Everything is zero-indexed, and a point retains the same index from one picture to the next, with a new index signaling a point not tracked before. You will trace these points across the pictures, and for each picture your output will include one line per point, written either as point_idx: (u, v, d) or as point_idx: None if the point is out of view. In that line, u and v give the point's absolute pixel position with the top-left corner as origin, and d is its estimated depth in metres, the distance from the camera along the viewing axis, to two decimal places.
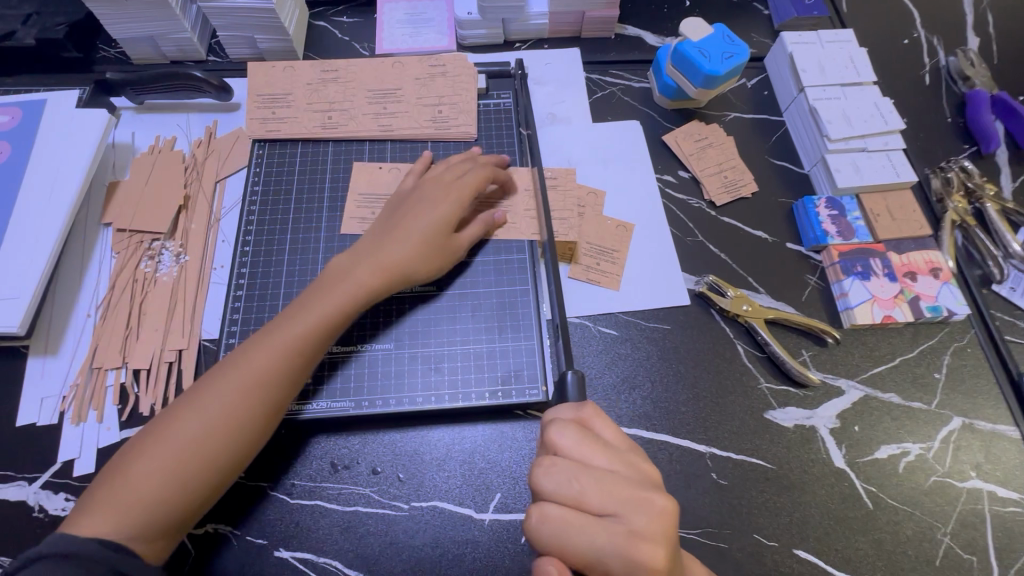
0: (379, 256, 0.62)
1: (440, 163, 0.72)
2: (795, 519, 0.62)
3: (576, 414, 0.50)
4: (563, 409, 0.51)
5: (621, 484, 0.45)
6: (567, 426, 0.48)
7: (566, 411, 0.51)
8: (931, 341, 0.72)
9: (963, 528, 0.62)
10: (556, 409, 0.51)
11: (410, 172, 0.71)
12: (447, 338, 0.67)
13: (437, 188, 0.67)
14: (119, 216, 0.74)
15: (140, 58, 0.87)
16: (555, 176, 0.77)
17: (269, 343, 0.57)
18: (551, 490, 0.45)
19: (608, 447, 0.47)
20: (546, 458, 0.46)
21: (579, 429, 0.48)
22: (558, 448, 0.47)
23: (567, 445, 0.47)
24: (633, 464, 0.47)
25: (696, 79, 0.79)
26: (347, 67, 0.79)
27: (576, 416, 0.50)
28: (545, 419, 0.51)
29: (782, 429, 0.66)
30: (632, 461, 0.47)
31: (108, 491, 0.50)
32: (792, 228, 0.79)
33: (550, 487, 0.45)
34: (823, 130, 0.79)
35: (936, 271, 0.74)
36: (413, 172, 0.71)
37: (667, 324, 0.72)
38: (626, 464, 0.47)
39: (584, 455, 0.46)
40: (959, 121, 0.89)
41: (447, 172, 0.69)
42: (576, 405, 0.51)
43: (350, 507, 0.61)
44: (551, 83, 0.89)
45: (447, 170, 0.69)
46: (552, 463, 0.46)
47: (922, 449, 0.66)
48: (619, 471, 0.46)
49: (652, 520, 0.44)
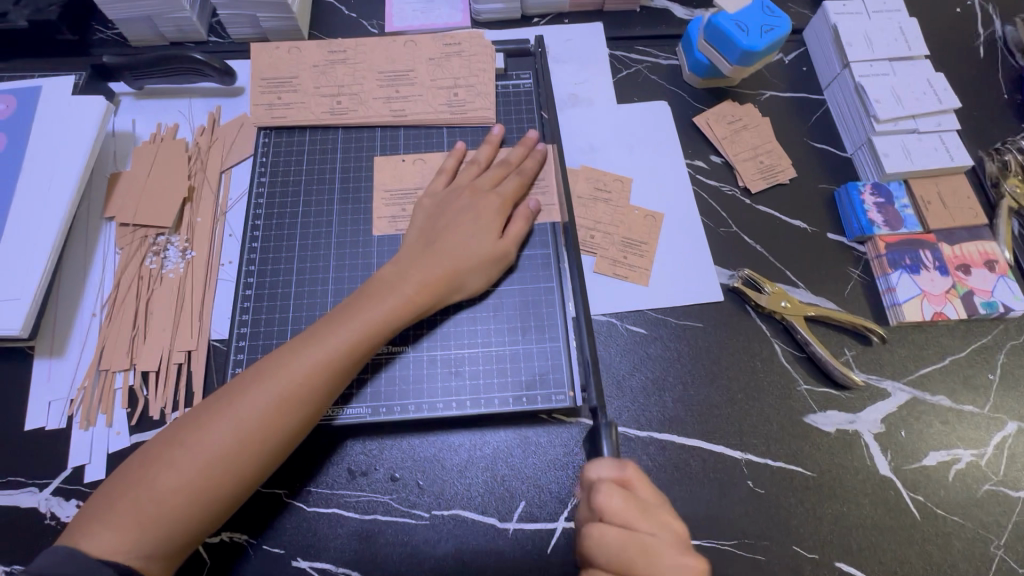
0: (426, 271, 0.59)
1: (471, 158, 0.68)
2: (836, 530, 0.59)
3: (619, 474, 0.48)
4: (605, 465, 0.49)
5: (666, 552, 0.43)
6: (612, 492, 0.46)
7: (607, 468, 0.48)
8: (985, 340, 0.67)
9: (1018, 540, 0.59)
10: (597, 465, 0.49)
11: (441, 170, 0.67)
12: (468, 340, 0.63)
13: (479, 197, 0.64)
14: (122, 209, 0.71)
15: (137, 40, 0.82)
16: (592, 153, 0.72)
17: (310, 356, 0.53)
18: (600, 559, 0.45)
19: (650, 510, 0.46)
20: (594, 528, 0.45)
21: (623, 495, 0.46)
22: (603, 514, 0.46)
23: (613, 511, 0.45)
24: (673, 522, 0.46)
25: (732, 55, 0.73)
26: (355, 47, 0.74)
27: (619, 476, 0.47)
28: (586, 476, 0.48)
29: (823, 434, 0.62)
30: (671, 522, 0.46)
31: (129, 503, 0.47)
32: (833, 216, 0.74)
33: (599, 556, 0.45)
34: (870, 110, 0.73)
35: (991, 263, 0.69)
36: (445, 171, 0.67)
37: (699, 322, 0.68)
38: (668, 525, 0.46)
39: (628, 522, 0.45)
40: (1015, 97, 0.82)
41: (486, 177, 0.66)
42: (618, 462, 0.48)
43: (369, 515, 0.59)
44: (573, 61, 0.83)
45: (487, 174, 0.66)
46: (601, 533, 0.45)
47: (974, 456, 0.62)
48: (662, 535, 0.45)
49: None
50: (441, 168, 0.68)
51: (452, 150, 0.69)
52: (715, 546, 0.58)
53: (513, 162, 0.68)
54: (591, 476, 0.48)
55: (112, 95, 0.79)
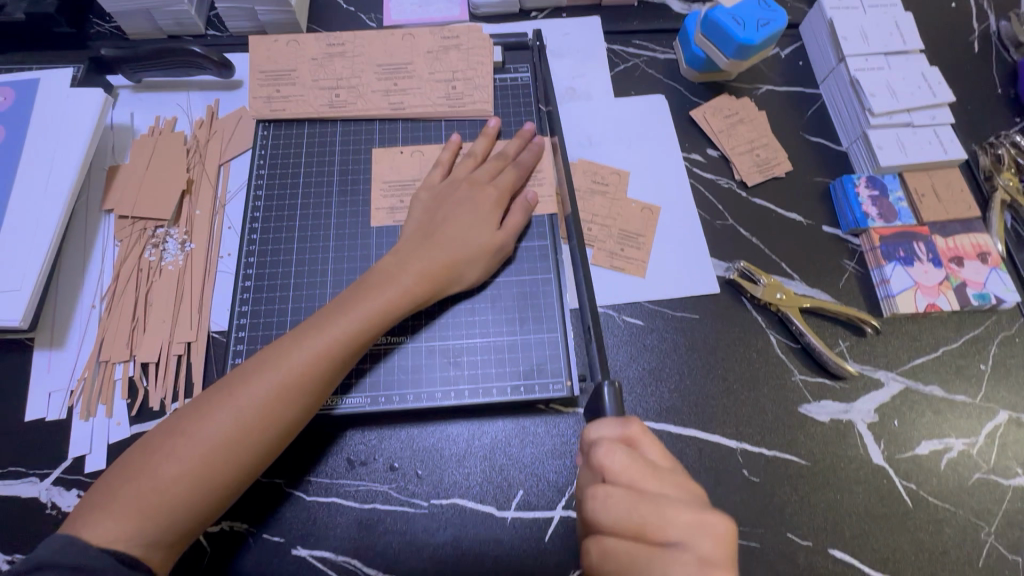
0: (425, 262, 0.59)
1: (467, 150, 0.69)
2: (830, 517, 0.60)
3: (621, 431, 0.46)
4: (606, 423, 0.47)
5: (680, 511, 0.41)
6: (615, 449, 0.44)
7: (610, 427, 0.46)
8: (977, 331, 0.68)
9: (1009, 527, 0.60)
10: (597, 424, 0.47)
11: (436, 164, 0.68)
12: (466, 331, 0.64)
13: (476, 188, 0.65)
14: (120, 202, 0.71)
15: (135, 33, 0.82)
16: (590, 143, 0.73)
17: (310, 345, 0.53)
18: (611, 523, 0.42)
19: (658, 470, 0.44)
20: (600, 489, 0.43)
21: (627, 453, 0.44)
22: (608, 475, 0.44)
23: (618, 470, 0.43)
24: (684, 483, 0.44)
25: (728, 49, 0.74)
26: (354, 40, 0.75)
27: (622, 433, 0.46)
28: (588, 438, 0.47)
29: (817, 423, 0.63)
30: (682, 482, 0.44)
31: (130, 492, 0.47)
32: (828, 210, 0.75)
33: (609, 520, 0.42)
34: (865, 104, 0.74)
35: (984, 255, 0.70)
36: (441, 164, 0.68)
37: (695, 313, 0.68)
38: (678, 485, 0.44)
39: (635, 481, 0.43)
40: (1009, 92, 0.83)
41: (484, 169, 0.66)
42: (621, 419, 0.47)
43: (368, 504, 0.59)
44: (571, 55, 0.83)
45: (485, 166, 0.66)
46: (606, 494, 0.43)
47: (966, 445, 0.63)
48: (673, 494, 0.43)
49: (715, 542, 0.40)
50: (437, 160, 0.69)
51: (449, 144, 0.70)
52: None
53: (511, 154, 0.68)
54: (591, 437, 0.47)
55: (110, 88, 0.79)
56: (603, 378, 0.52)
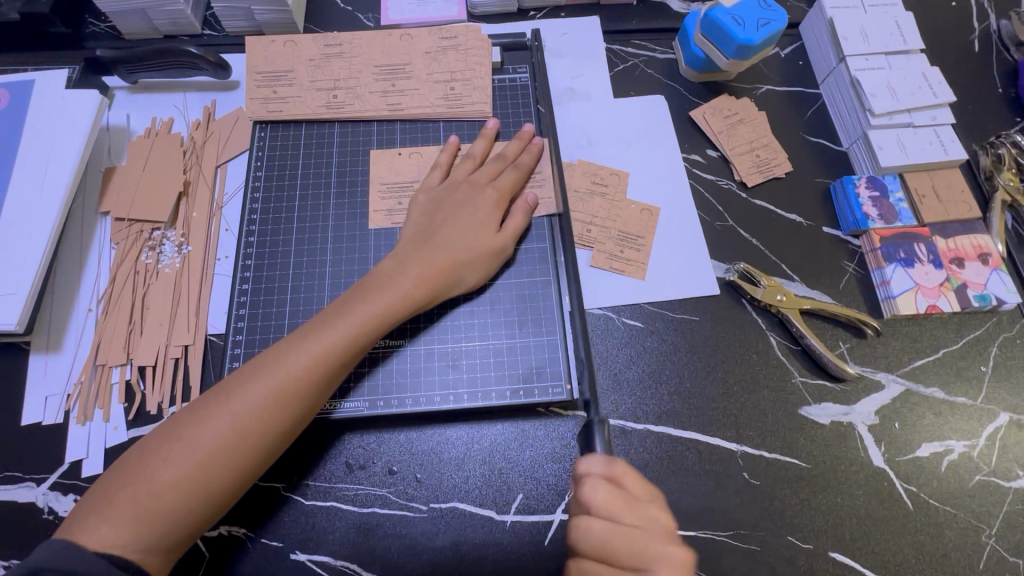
0: (423, 265, 0.59)
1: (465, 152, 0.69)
2: (830, 520, 0.59)
3: (608, 469, 0.48)
4: (594, 459, 0.49)
5: (650, 544, 0.45)
6: (597, 486, 0.47)
7: (597, 463, 0.49)
8: (978, 332, 0.68)
9: (1009, 529, 0.60)
10: (587, 459, 0.49)
11: (436, 166, 0.67)
12: (465, 334, 0.63)
13: (474, 191, 0.64)
14: (117, 204, 0.71)
15: (131, 34, 0.82)
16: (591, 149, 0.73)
17: (308, 349, 0.53)
18: (586, 551, 0.46)
19: (637, 504, 0.47)
20: (580, 520, 0.46)
21: (609, 487, 0.47)
22: (589, 507, 0.47)
23: (599, 503, 0.46)
24: (659, 515, 0.47)
25: (728, 49, 0.73)
26: (351, 40, 0.74)
27: (607, 471, 0.48)
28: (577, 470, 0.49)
29: (818, 426, 0.63)
30: (655, 514, 0.47)
31: (126, 498, 0.47)
32: (829, 210, 0.74)
33: (586, 547, 0.46)
34: (866, 104, 0.73)
35: (984, 256, 0.70)
36: (439, 167, 0.67)
37: (695, 315, 0.68)
38: (653, 518, 0.47)
39: (614, 514, 0.46)
40: (1010, 91, 0.82)
41: (484, 172, 0.66)
42: (607, 457, 0.49)
43: (366, 508, 0.59)
44: (570, 55, 0.83)
45: (484, 169, 0.66)
46: (585, 527, 0.46)
47: (967, 447, 0.63)
48: (646, 527, 0.46)
49: (680, 571, 0.44)
50: (435, 162, 0.69)
51: (447, 145, 0.69)
52: (710, 536, 0.58)
53: (510, 156, 0.68)
54: (579, 470, 0.49)
55: (106, 89, 0.78)
56: (594, 412, 0.54)
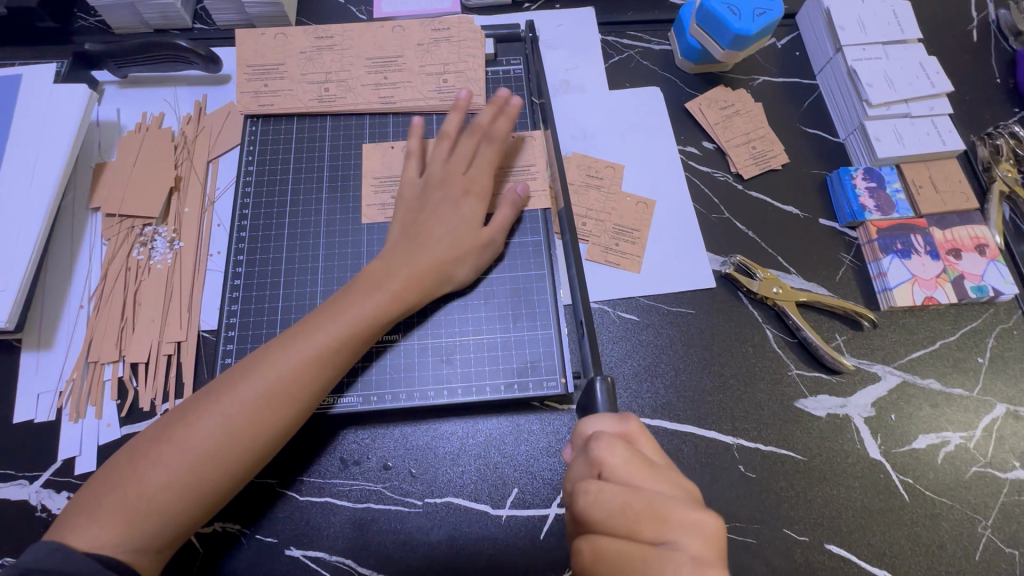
0: (413, 264, 0.58)
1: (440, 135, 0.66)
2: (826, 512, 0.59)
3: (620, 429, 0.46)
4: (604, 419, 0.47)
5: (673, 508, 0.40)
6: (613, 445, 0.43)
7: (608, 423, 0.46)
8: (975, 324, 0.68)
9: (1005, 521, 0.60)
10: (595, 420, 0.47)
11: (408, 155, 0.66)
12: (458, 329, 0.63)
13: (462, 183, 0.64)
14: (107, 200, 0.70)
15: (120, 27, 0.81)
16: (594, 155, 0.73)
17: (300, 349, 0.52)
18: (602, 522, 0.41)
19: (654, 466, 0.43)
20: (593, 483, 0.42)
21: (626, 447, 0.43)
22: (603, 470, 0.42)
23: (614, 464, 0.42)
24: (679, 481, 0.43)
25: (724, 39, 0.72)
26: (343, 32, 0.73)
27: (621, 430, 0.45)
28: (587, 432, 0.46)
29: (814, 418, 0.63)
30: (676, 479, 0.43)
31: (117, 499, 0.47)
32: (826, 203, 0.74)
33: (601, 517, 0.41)
34: (863, 94, 0.73)
35: (982, 247, 0.69)
36: (412, 155, 0.66)
37: (691, 308, 0.68)
38: (673, 484, 0.42)
39: (631, 477, 0.42)
40: (1008, 82, 0.82)
41: (468, 158, 0.64)
42: (620, 417, 0.46)
43: (361, 504, 0.59)
44: (564, 47, 0.82)
45: (468, 155, 0.64)
46: (599, 489, 0.41)
47: (963, 438, 0.62)
48: (667, 492, 0.41)
49: (706, 542, 0.39)
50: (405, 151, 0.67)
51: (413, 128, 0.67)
52: None
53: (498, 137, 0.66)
54: (587, 433, 0.46)
55: (95, 83, 0.77)
56: (595, 373, 0.51)
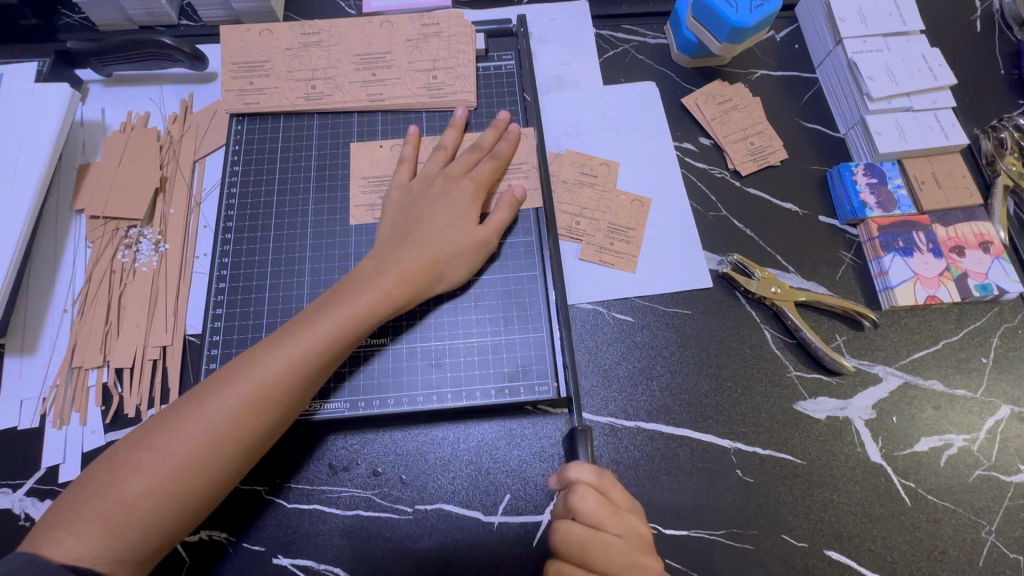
0: (401, 264, 0.57)
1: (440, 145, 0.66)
2: (825, 517, 0.58)
3: (598, 479, 0.49)
4: (587, 467, 0.50)
5: (626, 554, 0.47)
6: (587, 496, 0.48)
7: (587, 472, 0.49)
8: (978, 323, 0.66)
9: (1010, 525, 0.58)
10: (577, 467, 0.50)
11: (402, 160, 0.65)
12: (449, 332, 0.61)
13: (452, 184, 0.62)
14: (91, 202, 0.68)
15: (105, 25, 0.79)
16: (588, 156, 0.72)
17: (284, 353, 0.51)
18: (566, 554, 0.47)
19: (620, 511, 0.49)
20: (564, 525, 0.48)
21: (597, 497, 0.48)
22: (575, 515, 0.48)
23: (585, 511, 0.47)
24: (637, 526, 0.49)
25: (721, 33, 0.70)
26: (329, 28, 0.72)
27: (596, 480, 0.49)
28: (566, 475, 0.49)
29: (813, 421, 0.61)
30: (635, 524, 0.49)
31: (96, 509, 0.45)
32: (825, 199, 0.72)
33: (565, 548, 0.48)
34: (863, 88, 0.71)
35: (985, 244, 0.68)
36: (406, 162, 0.65)
37: (687, 309, 0.66)
38: (630, 528, 0.49)
39: (597, 523, 0.48)
40: (1013, 73, 0.80)
41: (459, 163, 0.64)
42: (597, 468, 0.49)
43: (350, 511, 0.57)
44: (557, 42, 0.80)
45: (459, 162, 0.64)
46: (567, 530, 0.47)
47: (966, 441, 0.61)
48: (625, 537, 0.48)
49: None
50: (400, 156, 0.66)
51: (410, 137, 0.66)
52: (703, 535, 0.57)
53: (486, 146, 0.66)
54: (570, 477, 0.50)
55: (79, 82, 0.76)
56: (580, 423, 0.55)
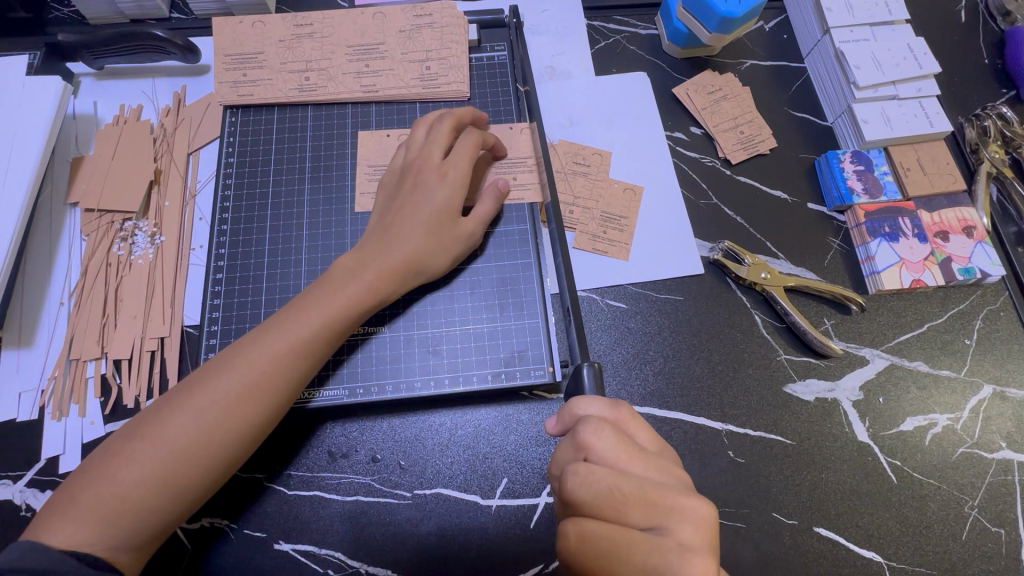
0: (387, 256, 0.57)
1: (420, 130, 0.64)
2: (814, 496, 0.59)
3: (610, 415, 0.45)
4: (597, 404, 0.45)
5: (662, 494, 0.40)
6: (601, 429, 0.42)
7: (599, 408, 0.45)
8: (962, 306, 0.68)
9: (992, 500, 0.60)
10: (586, 403, 0.45)
11: (401, 144, 0.65)
12: (444, 320, 0.62)
13: (432, 166, 0.60)
14: (85, 195, 0.68)
15: (96, 18, 0.79)
16: (579, 147, 0.73)
17: (272, 344, 0.52)
18: (588, 502, 0.40)
19: (645, 453, 0.43)
20: (580, 466, 0.41)
21: (615, 432, 0.42)
22: (591, 453, 0.42)
23: (601, 448, 0.42)
24: (669, 469, 0.42)
25: (710, 23, 0.71)
26: (322, 20, 0.72)
27: (611, 417, 0.45)
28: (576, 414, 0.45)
29: (803, 403, 0.63)
30: (669, 467, 0.43)
31: (90, 497, 0.46)
32: (814, 186, 0.74)
33: (588, 498, 0.40)
34: (850, 76, 0.72)
35: (969, 229, 0.69)
36: (405, 143, 0.64)
37: (680, 295, 0.67)
38: (663, 471, 0.42)
39: (620, 461, 0.41)
40: (996, 62, 0.81)
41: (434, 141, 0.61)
42: (611, 402, 0.46)
43: (351, 497, 0.58)
44: (549, 33, 0.81)
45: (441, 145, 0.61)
46: (587, 471, 0.41)
47: (950, 420, 0.63)
48: (658, 479, 0.41)
49: (697, 528, 0.39)
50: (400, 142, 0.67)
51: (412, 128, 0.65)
52: None
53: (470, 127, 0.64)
54: (578, 414, 0.45)
55: (71, 76, 0.76)
56: (582, 359, 0.51)
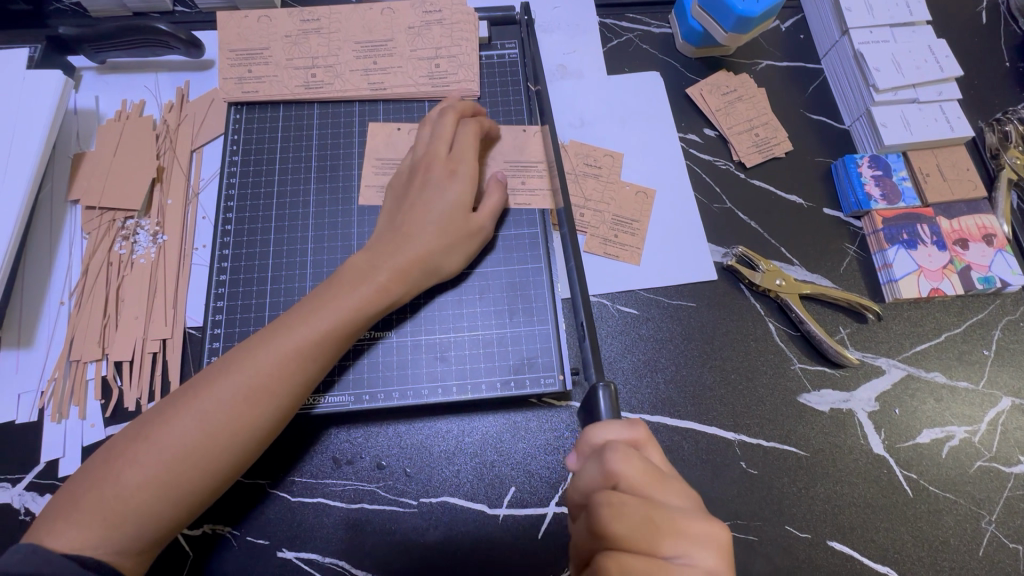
0: (400, 253, 0.56)
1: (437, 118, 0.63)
2: (828, 508, 0.58)
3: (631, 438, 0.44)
4: (616, 426, 0.44)
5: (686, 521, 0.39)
6: (629, 456, 0.41)
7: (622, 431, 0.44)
8: (981, 315, 0.66)
9: (1010, 515, 0.59)
10: (608, 428, 0.44)
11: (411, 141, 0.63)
12: (453, 324, 0.61)
13: (447, 166, 0.60)
14: (86, 192, 0.67)
15: (98, 11, 0.77)
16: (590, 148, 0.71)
17: (279, 345, 0.50)
18: (622, 535, 0.39)
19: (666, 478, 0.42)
20: (612, 496, 0.39)
21: (642, 458, 0.41)
22: (618, 480, 0.40)
23: (631, 476, 0.40)
24: (686, 491, 0.42)
25: (727, 22, 0.69)
26: (329, 15, 0.70)
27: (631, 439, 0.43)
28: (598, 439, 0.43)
29: (817, 414, 0.61)
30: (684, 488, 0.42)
31: (93, 500, 0.45)
32: (830, 191, 0.72)
33: (623, 531, 0.39)
34: (870, 79, 0.70)
35: (989, 237, 0.68)
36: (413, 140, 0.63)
37: (691, 301, 0.66)
38: (682, 495, 0.41)
39: (647, 489, 0.40)
40: (1017, 65, 0.79)
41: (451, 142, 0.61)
42: (631, 422, 0.44)
43: (354, 505, 0.57)
44: (561, 30, 0.79)
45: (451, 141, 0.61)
46: (619, 501, 0.39)
47: (968, 432, 0.61)
48: (680, 505, 0.40)
49: (719, 555, 0.38)
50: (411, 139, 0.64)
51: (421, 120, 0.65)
52: None
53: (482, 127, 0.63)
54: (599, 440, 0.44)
55: (72, 69, 0.74)
56: (598, 379, 0.49)
